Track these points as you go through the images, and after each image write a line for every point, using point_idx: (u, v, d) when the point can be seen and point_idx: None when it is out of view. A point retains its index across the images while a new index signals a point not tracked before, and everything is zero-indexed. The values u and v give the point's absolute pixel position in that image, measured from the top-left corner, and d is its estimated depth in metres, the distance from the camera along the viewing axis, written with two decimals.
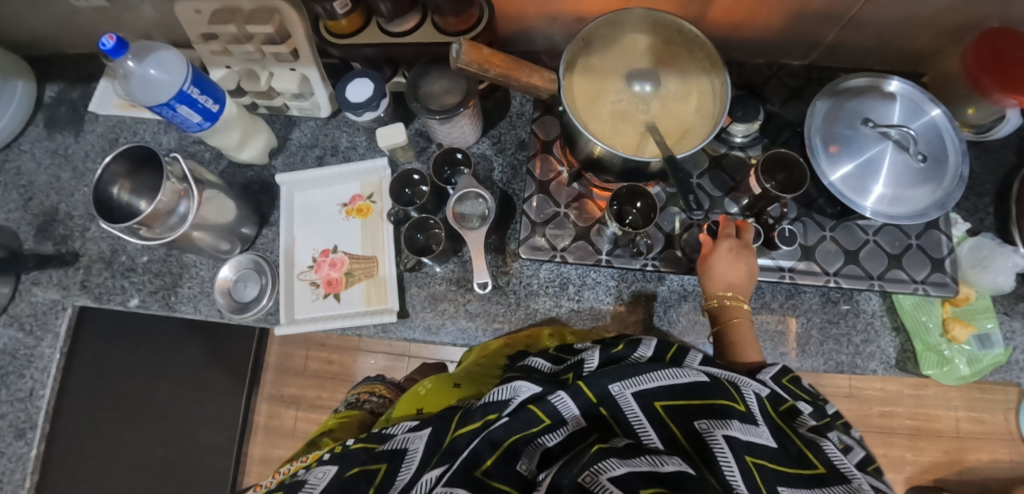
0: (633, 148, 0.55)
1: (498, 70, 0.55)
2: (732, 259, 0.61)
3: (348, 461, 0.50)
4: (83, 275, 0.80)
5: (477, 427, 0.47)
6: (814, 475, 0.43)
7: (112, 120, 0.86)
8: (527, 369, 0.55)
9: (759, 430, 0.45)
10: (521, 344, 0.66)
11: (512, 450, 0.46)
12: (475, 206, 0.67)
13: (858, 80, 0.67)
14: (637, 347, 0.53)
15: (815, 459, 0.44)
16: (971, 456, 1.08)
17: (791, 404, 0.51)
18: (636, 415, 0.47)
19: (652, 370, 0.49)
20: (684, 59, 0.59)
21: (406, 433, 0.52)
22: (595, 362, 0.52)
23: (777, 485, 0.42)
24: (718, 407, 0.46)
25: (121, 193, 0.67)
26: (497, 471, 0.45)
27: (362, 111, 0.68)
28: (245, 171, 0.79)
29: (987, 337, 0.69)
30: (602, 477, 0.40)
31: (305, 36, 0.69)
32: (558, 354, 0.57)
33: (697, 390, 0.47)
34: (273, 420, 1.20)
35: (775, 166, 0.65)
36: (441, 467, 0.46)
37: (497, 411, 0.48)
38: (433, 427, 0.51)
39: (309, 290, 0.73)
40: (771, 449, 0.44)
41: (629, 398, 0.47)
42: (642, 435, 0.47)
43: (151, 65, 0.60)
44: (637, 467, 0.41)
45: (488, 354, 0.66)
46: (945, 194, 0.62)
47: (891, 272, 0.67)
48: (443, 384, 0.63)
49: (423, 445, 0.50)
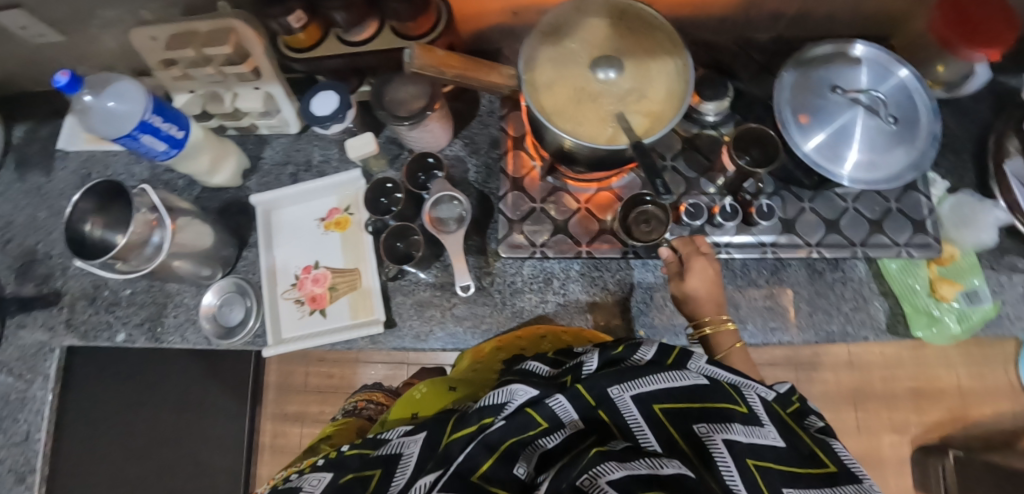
0: (601, 136, 0.54)
1: (455, 71, 0.54)
2: (711, 277, 0.58)
3: (342, 467, 0.50)
4: (68, 314, 0.79)
5: (473, 431, 0.46)
6: (823, 474, 0.44)
7: (83, 154, 0.85)
8: (525, 373, 0.54)
9: (764, 431, 0.45)
10: (515, 348, 0.65)
11: (509, 453, 0.45)
12: (451, 209, 0.66)
13: (823, 47, 0.66)
14: (637, 349, 0.52)
15: (826, 458, 0.45)
16: (975, 412, 1.09)
17: (798, 405, 0.53)
18: (635, 419, 0.46)
19: (651, 373, 0.49)
20: (645, 39, 0.57)
21: (401, 437, 0.51)
22: (594, 364, 0.51)
23: (781, 486, 0.42)
24: (719, 410, 0.46)
25: (94, 229, 0.66)
26: (495, 475, 0.44)
27: (328, 124, 0.68)
28: (219, 195, 0.78)
29: (976, 293, 0.69)
30: (602, 480, 0.39)
31: (265, 53, 0.67)
32: (557, 358, 0.57)
33: (697, 393, 0.47)
34: (279, 439, 1.20)
35: (749, 142, 0.64)
36: (434, 473, 0.45)
37: (492, 415, 0.46)
38: (427, 430, 0.50)
39: (294, 308, 0.72)
40: (778, 449, 0.44)
41: (627, 400, 0.47)
42: (640, 438, 0.46)
43: (110, 97, 0.60)
44: (636, 470, 0.40)
45: (483, 359, 0.65)
46: (918, 154, 0.63)
47: (873, 237, 0.67)
48: (439, 387, 0.62)
49: (418, 449, 0.49)
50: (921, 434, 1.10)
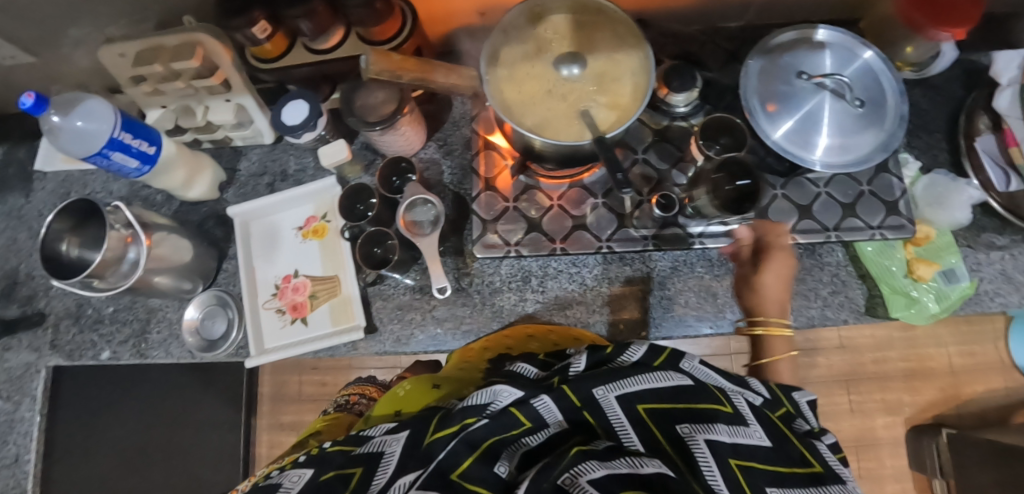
0: (566, 132, 0.54)
1: (412, 75, 0.54)
2: (786, 278, 0.60)
3: (325, 464, 0.49)
4: (52, 334, 0.79)
5: (454, 431, 0.45)
6: (808, 474, 0.44)
7: (61, 174, 0.85)
8: (513, 375, 0.53)
9: (750, 431, 0.46)
10: (500, 347, 0.66)
11: (490, 453, 0.44)
12: (426, 212, 0.67)
13: (786, 35, 0.66)
14: (625, 350, 0.51)
15: (812, 459, 0.46)
16: (967, 389, 1.09)
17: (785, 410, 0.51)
18: (620, 420, 0.46)
19: (638, 374, 0.48)
20: (606, 34, 0.58)
21: (383, 436, 0.50)
22: (582, 365, 0.50)
23: (765, 486, 0.42)
24: (703, 412, 0.46)
25: (70, 248, 0.66)
26: (476, 474, 0.42)
27: (299, 133, 0.68)
28: (198, 208, 0.78)
29: (953, 272, 0.70)
30: (582, 479, 0.38)
31: (234, 65, 0.67)
32: (547, 360, 0.57)
33: (682, 394, 0.47)
34: (276, 450, 1.19)
35: (716, 131, 0.66)
36: (414, 473, 0.44)
37: (476, 415, 0.45)
38: (410, 429, 0.49)
39: (276, 317, 0.72)
40: (765, 449, 0.45)
41: (611, 401, 0.46)
42: (623, 438, 0.45)
43: (78, 117, 0.60)
44: (616, 469, 0.39)
45: (471, 359, 0.66)
46: (888, 135, 0.63)
47: (847, 221, 0.67)
48: (423, 385, 0.62)
49: (400, 448, 0.48)
50: (916, 414, 1.10)
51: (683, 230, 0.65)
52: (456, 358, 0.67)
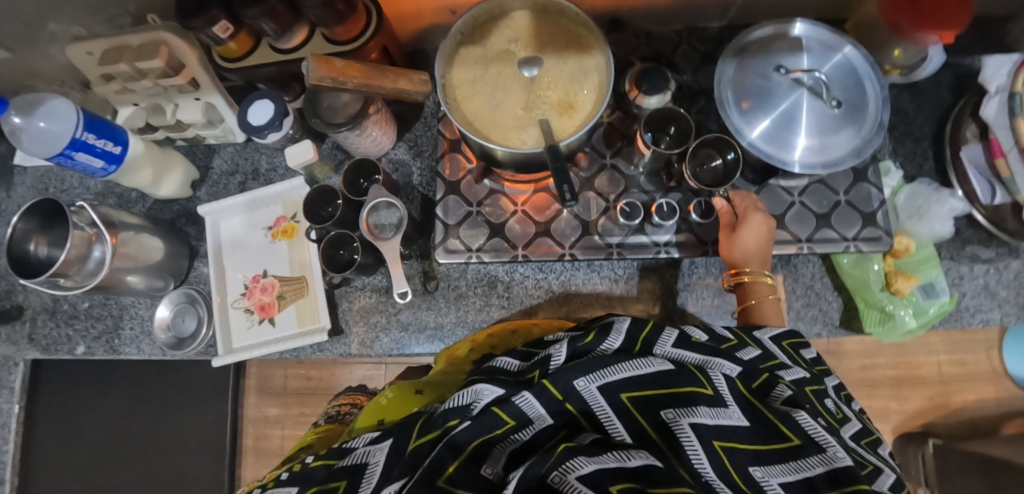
0: (520, 139, 0.53)
1: (356, 81, 0.54)
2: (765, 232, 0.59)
3: (307, 481, 0.43)
4: (29, 328, 0.80)
5: (438, 436, 0.42)
6: (787, 449, 0.40)
7: (40, 170, 0.85)
8: (492, 370, 0.49)
9: (729, 412, 0.42)
10: (486, 346, 0.62)
11: (476, 455, 0.40)
12: (390, 215, 0.66)
13: (763, 30, 0.64)
14: (607, 336, 0.47)
15: (788, 431, 0.41)
16: (958, 398, 1.07)
17: (766, 377, 0.47)
18: (603, 409, 0.42)
19: (618, 361, 0.44)
20: (569, 36, 0.56)
21: (367, 446, 0.44)
22: (562, 356, 0.45)
23: (749, 466, 0.39)
24: (684, 394, 0.42)
25: (39, 248, 0.66)
26: (462, 478, 0.39)
27: (265, 133, 0.67)
28: (170, 206, 0.79)
29: (932, 287, 0.69)
30: (572, 476, 0.36)
31: (200, 64, 0.67)
32: (528, 350, 0.52)
33: (662, 379, 0.43)
34: (261, 441, 1.20)
35: (664, 121, 0.63)
36: (400, 480, 0.40)
37: (459, 417, 0.42)
38: (394, 437, 0.44)
39: (244, 317, 0.73)
40: (743, 429, 0.41)
41: (594, 393, 0.42)
42: (609, 429, 0.42)
43: (42, 117, 0.61)
44: (605, 464, 0.37)
45: (456, 361, 0.62)
46: (864, 140, 0.60)
47: (820, 232, 0.65)
48: (406, 391, 0.58)
49: (385, 457, 0.43)
50: (903, 422, 1.08)
51: (649, 239, 0.64)
52: (444, 358, 0.64)
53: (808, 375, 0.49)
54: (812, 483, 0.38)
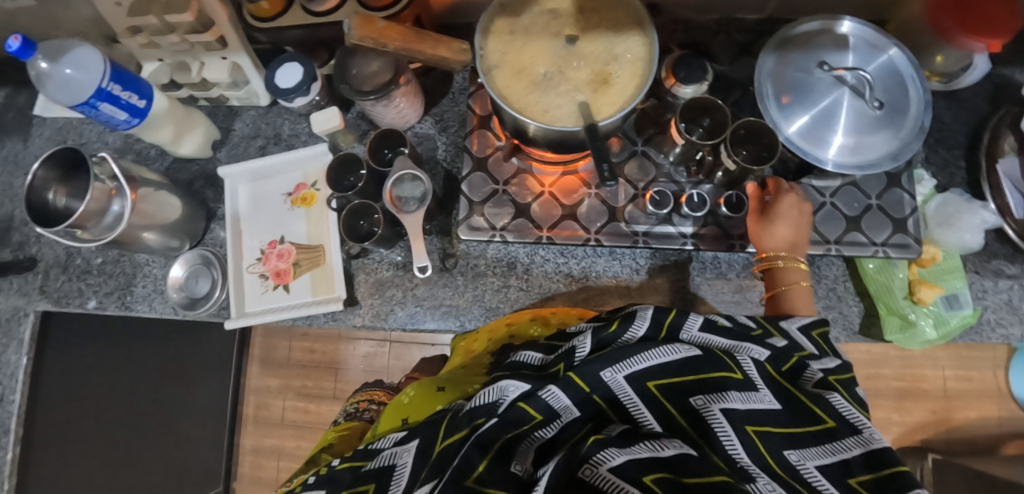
0: (555, 117, 0.51)
1: (395, 43, 0.54)
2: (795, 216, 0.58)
3: (335, 484, 0.43)
4: (42, 280, 0.79)
5: (465, 435, 0.39)
6: (821, 431, 0.40)
7: (59, 122, 0.84)
8: (516, 366, 0.48)
9: (760, 396, 0.41)
10: (504, 338, 0.61)
11: (504, 451, 0.38)
12: (414, 188, 0.65)
13: (809, 24, 0.63)
14: (630, 324, 0.45)
15: (822, 413, 0.41)
16: (959, 415, 1.07)
17: (796, 359, 0.45)
18: (631, 398, 0.41)
19: (645, 349, 0.42)
20: (611, 16, 0.55)
21: (392, 447, 0.43)
22: (587, 348, 0.45)
23: (783, 451, 0.39)
24: (713, 380, 0.41)
25: (57, 197, 0.65)
26: (492, 477, 0.37)
27: (292, 97, 0.66)
28: (189, 166, 0.78)
29: (956, 298, 0.68)
30: (603, 468, 0.35)
31: (230, 22, 0.65)
32: (552, 344, 0.51)
33: (689, 366, 0.42)
34: (262, 411, 1.21)
35: (698, 112, 0.62)
36: (430, 483, 0.38)
37: (486, 415, 0.40)
38: (420, 437, 0.42)
39: (258, 282, 0.72)
40: (775, 412, 0.41)
41: (621, 382, 0.41)
42: (637, 418, 0.41)
43: (68, 65, 0.59)
44: (636, 454, 0.36)
45: (474, 355, 0.61)
46: (901, 144, 0.59)
47: (849, 235, 0.64)
48: (427, 388, 0.57)
49: (412, 459, 0.41)
50: (903, 435, 1.08)
51: (676, 230, 0.63)
52: (461, 352, 0.64)
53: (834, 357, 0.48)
54: (848, 467, 0.38)
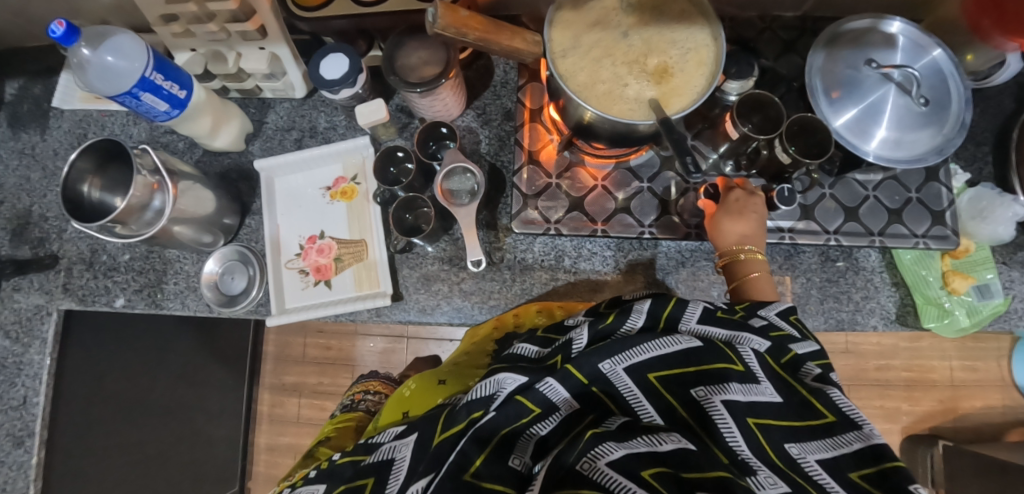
0: (624, 107, 0.51)
1: (476, 34, 0.54)
2: (743, 209, 0.59)
3: (336, 478, 0.44)
4: (65, 277, 0.76)
5: (463, 428, 0.40)
6: (822, 426, 0.40)
7: (78, 113, 0.81)
8: (513, 359, 0.48)
9: (761, 388, 0.41)
10: (509, 325, 0.64)
11: (502, 446, 0.39)
12: (463, 181, 0.65)
13: (859, 21, 0.64)
14: (628, 316, 0.46)
15: (823, 408, 0.41)
16: (965, 404, 1.10)
17: (793, 354, 0.46)
18: (631, 390, 0.41)
19: (644, 341, 0.43)
20: (673, 8, 0.55)
21: (392, 441, 0.44)
22: (584, 340, 0.45)
23: (784, 443, 0.39)
24: (714, 371, 0.41)
25: (91, 190, 0.63)
26: (489, 472, 0.38)
27: (337, 89, 0.65)
28: (221, 159, 0.76)
29: (987, 287, 0.70)
30: (602, 462, 0.36)
31: (273, 14, 0.65)
32: (547, 336, 0.50)
33: (691, 356, 0.42)
34: (277, 408, 1.19)
35: (751, 108, 0.62)
36: (425, 478, 0.39)
37: (483, 408, 0.40)
38: (419, 431, 0.43)
39: (298, 278, 0.71)
40: (776, 405, 0.40)
41: (621, 374, 0.41)
42: (639, 411, 0.41)
43: (108, 52, 0.57)
44: (635, 448, 0.37)
45: (477, 341, 0.65)
46: (944, 140, 0.61)
47: (891, 227, 0.66)
48: (428, 381, 0.60)
49: (410, 452, 0.42)
50: (912, 423, 1.11)
51: None
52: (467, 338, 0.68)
53: (818, 348, 0.48)
54: (848, 460, 0.38)
